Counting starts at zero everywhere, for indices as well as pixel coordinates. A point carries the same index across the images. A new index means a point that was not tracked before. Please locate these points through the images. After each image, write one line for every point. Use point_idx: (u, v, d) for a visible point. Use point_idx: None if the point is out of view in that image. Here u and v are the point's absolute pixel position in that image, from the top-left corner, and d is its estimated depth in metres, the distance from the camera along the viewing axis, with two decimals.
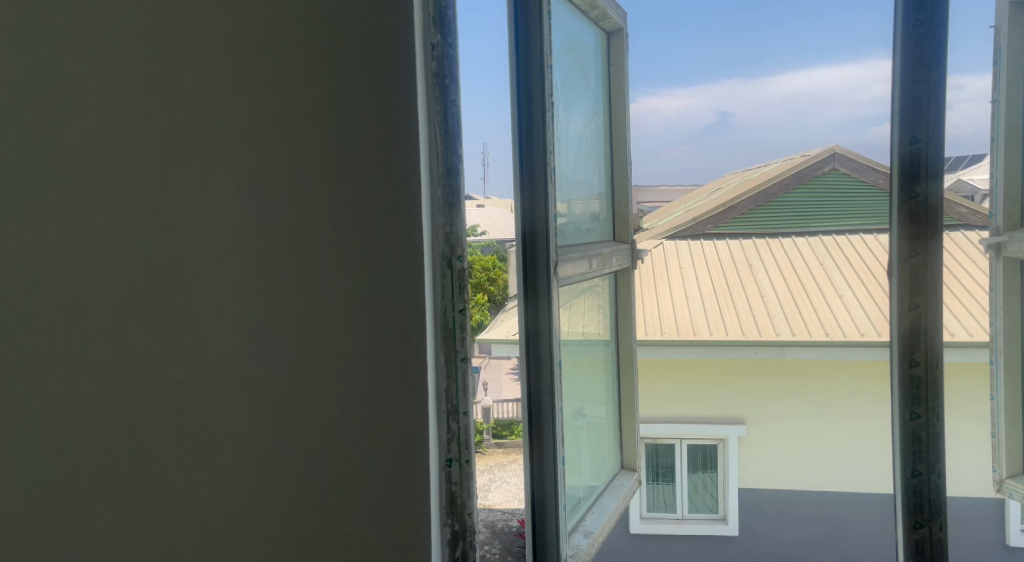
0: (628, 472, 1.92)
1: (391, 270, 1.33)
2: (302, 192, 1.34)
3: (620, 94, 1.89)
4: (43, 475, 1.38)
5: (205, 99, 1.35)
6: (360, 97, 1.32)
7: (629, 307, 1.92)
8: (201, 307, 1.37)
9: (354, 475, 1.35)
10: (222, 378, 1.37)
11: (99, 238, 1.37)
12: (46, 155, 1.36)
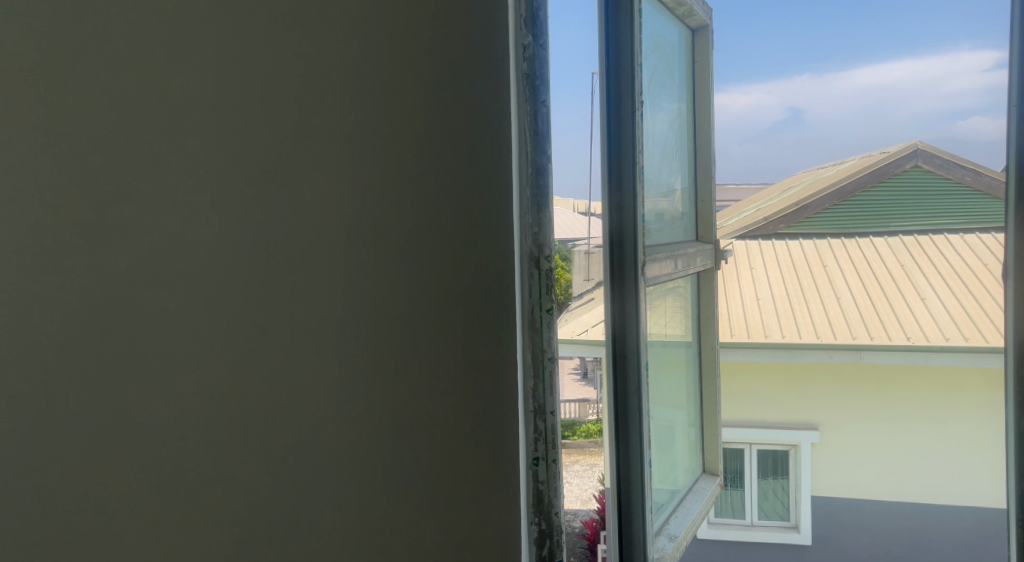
0: (710, 477, 1.90)
1: (480, 270, 1.34)
2: (389, 190, 1.35)
3: (704, 90, 1.87)
4: (126, 472, 1.42)
5: (291, 99, 1.36)
6: (451, 98, 1.33)
7: (713, 309, 1.89)
8: (285, 306, 1.38)
9: (435, 477, 1.35)
10: (304, 377, 1.38)
11: (187, 240, 1.40)
12: (138, 153, 1.40)
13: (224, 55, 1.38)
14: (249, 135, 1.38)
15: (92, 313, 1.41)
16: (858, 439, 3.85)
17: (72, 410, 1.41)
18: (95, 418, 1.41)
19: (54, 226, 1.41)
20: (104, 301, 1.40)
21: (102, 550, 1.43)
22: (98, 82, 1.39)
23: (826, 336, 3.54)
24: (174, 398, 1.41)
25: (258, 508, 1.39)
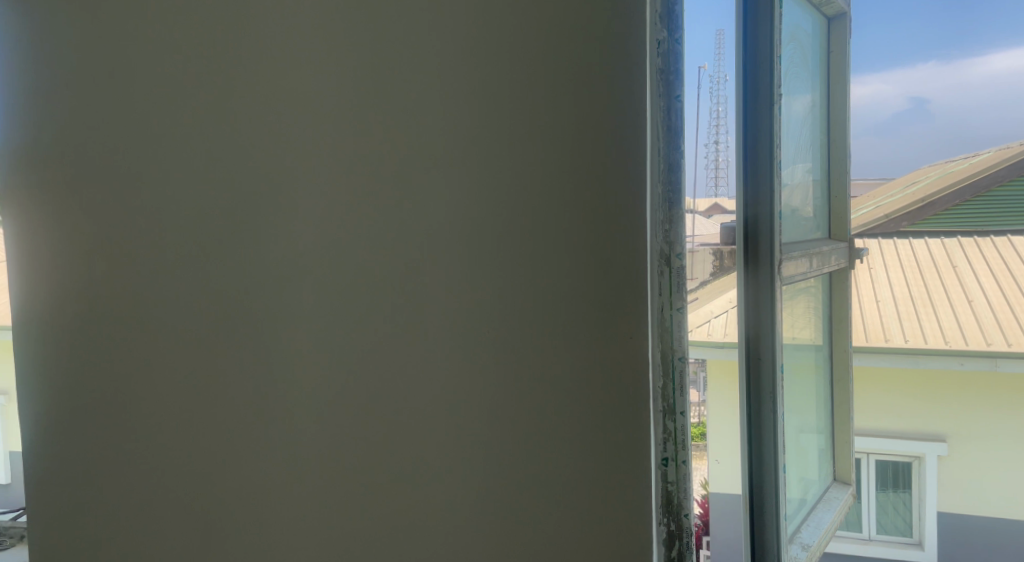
0: (841, 486, 1.82)
1: (614, 266, 1.41)
2: (536, 196, 1.43)
3: (840, 80, 1.80)
4: (286, 454, 1.56)
5: (439, 105, 1.46)
6: (587, 99, 1.40)
7: (846, 311, 1.81)
8: (442, 304, 1.47)
9: (570, 474, 1.44)
10: (446, 368, 1.48)
11: (354, 242, 1.51)
12: (312, 161, 1.52)
13: (391, 66, 1.48)
14: (412, 143, 1.48)
15: (253, 302, 1.56)
16: (991, 447, 3.63)
17: (257, 396, 1.57)
18: (262, 402, 1.56)
19: (242, 229, 1.56)
20: (283, 297, 1.55)
21: (257, 519, 1.57)
22: (280, 94, 1.53)
23: (955, 342, 3.40)
24: (323, 378, 1.53)
25: (416, 494, 1.50)
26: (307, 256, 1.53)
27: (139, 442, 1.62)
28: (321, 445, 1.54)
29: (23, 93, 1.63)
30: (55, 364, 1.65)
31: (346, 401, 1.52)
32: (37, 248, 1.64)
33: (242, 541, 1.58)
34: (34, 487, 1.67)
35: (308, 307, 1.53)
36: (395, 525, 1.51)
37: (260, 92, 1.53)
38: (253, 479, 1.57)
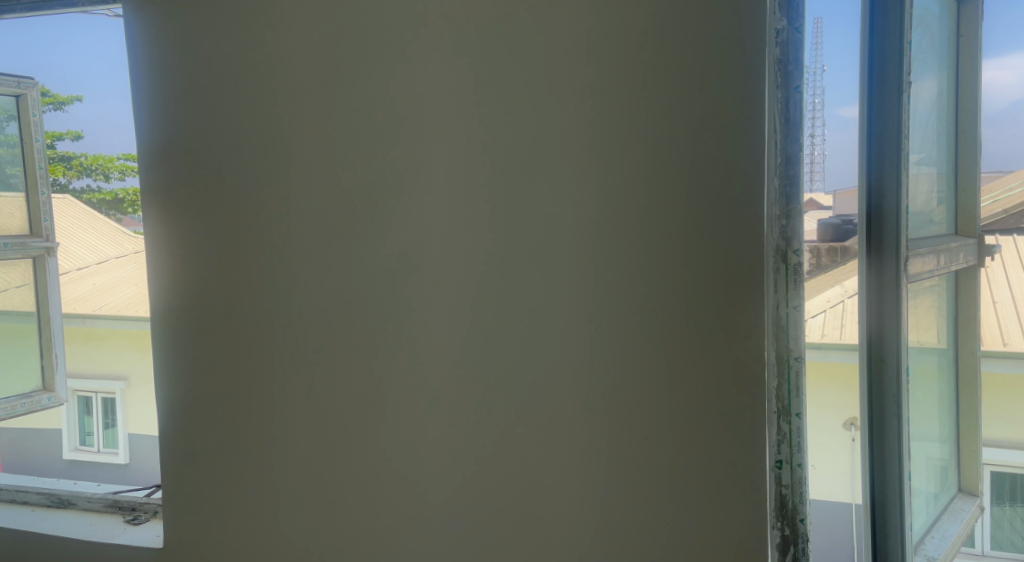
0: (967, 497, 1.72)
1: (731, 267, 1.46)
2: (658, 206, 1.49)
3: (970, 67, 1.70)
4: (401, 436, 1.62)
5: (553, 99, 1.52)
6: (703, 95, 1.46)
7: (975, 314, 1.71)
8: (570, 309, 1.53)
9: (687, 476, 1.50)
10: (559, 353, 1.54)
11: (484, 245, 1.56)
12: (445, 166, 1.57)
13: (526, 76, 1.53)
14: (544, 152, 1.53)
15: (369, 291, 1.62)
16: None
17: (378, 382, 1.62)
18: (378, 386, 1.63)
19: (372, 230, 1.61)
20: (414, 297, 1.60)
21: (372, 498, 1.64)
22: (416, 101, 1.57)
23: None
24: (437, 363, 1.60)
25: (540, 492, 1.56)
26: (421, 245, 1.59)
27: (271, 432, 1.68)
28: (435, 427, 1.61)
29: (165, 93, 1.69)
30: (192, 354, 1.72)
31: (460, 384, 1.59)
32: (176, 240, 1.71)
33: (369, 532, 1.64)
34: (170, 470, 1.74)
35: (423, 295, 1.60)
36: (506, 505, 1.58)
37: (396, 97, 1.58)
38: (369, 461, 1.63)
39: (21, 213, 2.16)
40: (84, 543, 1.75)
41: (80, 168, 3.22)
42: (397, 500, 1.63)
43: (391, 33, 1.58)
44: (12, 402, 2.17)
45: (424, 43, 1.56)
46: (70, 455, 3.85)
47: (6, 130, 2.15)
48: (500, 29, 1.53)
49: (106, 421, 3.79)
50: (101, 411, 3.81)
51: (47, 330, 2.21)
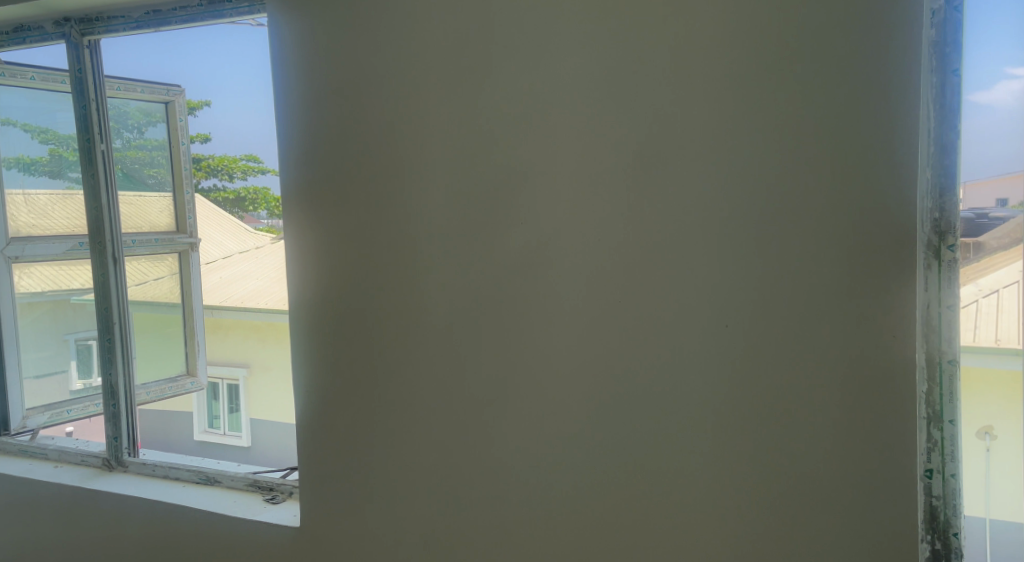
0: None
1: (876, 264, 1.44)
2: (792, 203, 1.47)
3: None
4: (523, 428, 1.65)
5: (678, 95, 1.52)
6: (838, 86, 1.44)
7: None
8: (700, 308, 1.53)
9: (822, 479, 1.48)
10: (683, 349, 1.54)
11: (613, 243, 1.57)
12: (574, 163, 1.59)
13: (656, 74, 1.53)
14: (674, 149, 1.53)
15: (494, 285, 1.65)
16: None
17: (502, 375, 1.66)
18: (500, 379, 1.66)
19: (501, 227, 1.64)
20: (540, 293, 1.63)
21: (495, 488, 1.68)
22: (545, 98, 1.60)
23: None
24: (559, 357, 1.62)
25: (662, 486, 1.57)
26: (545, 241, 1.62)
27: (401, 423, 1.74)
28: (555, 421, 1.63)
29: (305, 95, 1.76)
30: (326, 344, 1.79)
31: (580, 379, 1.61)
32: (314, 236, 1.78)
33: (494, 525, 1.68)
34: (305, 455, 1.82)
35: (546, 290, 1.62)
36: (627, 500, 1.60)
37: (525, 96, 1.61)
38: (492, 452, 1.67)
39: (169, 211, 2.30)
40: (227, 519, 1.85)
41: (207, 175, 2.39)
42: (521, 495, 1.66)
43: (522, 33, 1.60)
44: (160, 385, 2.30)
45: (554, 43, 1.58)
46: (202, 437, 2.74)
47: (149, 133, 2.24)
48: (630, 26, 1.54)
49: (230, 405, 2.66)
50: (224, 396, 2.66)
51: (191, 321, 2.34)
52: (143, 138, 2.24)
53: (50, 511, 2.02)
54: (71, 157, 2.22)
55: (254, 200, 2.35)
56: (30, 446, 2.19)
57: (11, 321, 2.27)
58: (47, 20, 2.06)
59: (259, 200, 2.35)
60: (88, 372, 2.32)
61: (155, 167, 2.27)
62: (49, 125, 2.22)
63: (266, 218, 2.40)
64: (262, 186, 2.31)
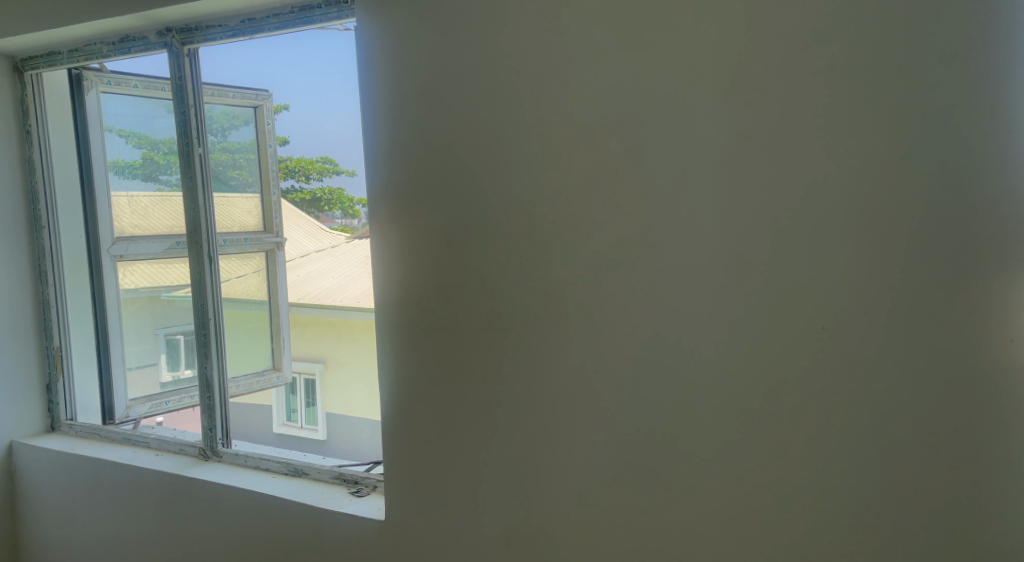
0: None
1: (980, 261, 1.45)
2: (878, 201, 1.49)
3: None
4: (603, 427, 1.67)
5: (763, 94, 1.53)
6: (926, 82, 1.46)
7: None
8: (783, 307, 1.54)
9: (917, 483, 1.49)
10: (765, 347, 1.56)
11: (695, 242, 1.58)
12: (656, 162, 1.60)
13: (738, 74, 1.54)
14: (757, 149, 1.54)
15: (577, 285, 1.67)
16: None
17: (584, 373, 1.68)
18: (582, 377, 1.68)
19: (586, 229, 1.66)
20: (623, 293, 1.64)
21: (574, 485, 1.70)
22: (626, 96, 1.61)
23: None
24: (641, 356, 1.64)
25: (742, 484, 1.58)
26: (627, 241, 1.63)
27: (486, 419, 1.77)
28: (636, 420, 1.65)
29: (391, 97, 1.81)
30: (411, 342, 1.83)
31: (661, 379, 1.63)
32: (399, 235, 1.82)
33: (575, 522, 1.70)
34: (391, 451, 1.86)
35: (628, 289, 1.64)
36: (708, 499, 1.61)
37: (606, 95, 1.63)
38: (573, 450, 1.70)
39: (257, 211, 2.26)
40: (316, 511, 1.92)
41: (284, 176, 2.21)
42: (603, 494, 1.68)
43: (603, 32, 1.62)
44: (248, 380, 2.25)
45: (636, 41, 1.60)
46: (278, 434, 2.24)
47: (233, 136, 2.21)
48: (714, 26, 1.55)
49: (309, 399, 2.22)
50: (303, 390, 2.24)
51: (276, 316, 2.26)
52: (226, 141, 2.21)
53: (150, 498, 2.13)
54: (159, 161, 2.28)
55: (329, 201, 2.12)
56: (133, 434, 2.31)
57: (115, 315, 2.42)
58: (150, 30, 2.16)
59: (334, 201, 2.11)
60: (176, 365, 2.35)
61: (235, 168, 2.23)
62: (141, 131, 2.31)
63: (340, 218, 2.10)
64: (336, 186, 2.10)
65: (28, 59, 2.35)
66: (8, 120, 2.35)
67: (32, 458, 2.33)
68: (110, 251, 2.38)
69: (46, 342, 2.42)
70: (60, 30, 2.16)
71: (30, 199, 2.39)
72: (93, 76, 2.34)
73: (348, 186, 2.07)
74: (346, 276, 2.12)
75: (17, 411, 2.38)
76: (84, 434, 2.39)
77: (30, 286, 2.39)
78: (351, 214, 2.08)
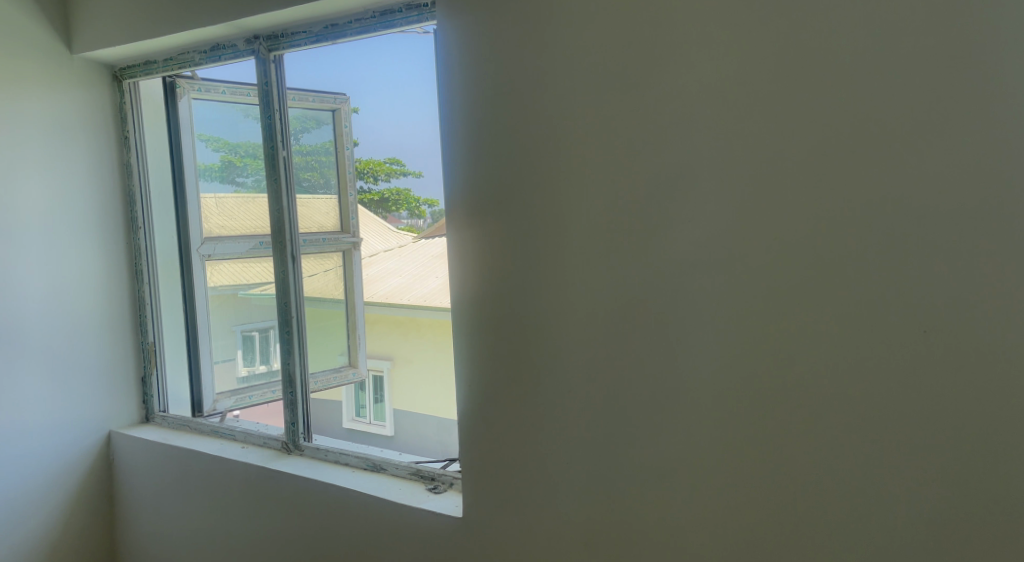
0: None
1: None
2: (959, 205, 1.49)
3: None
4: (679, 426, 1.69)
5: (841, 98, 1.54)
6: (1007, 85, 1.46)
7: None
8: (861, 311, 1.55)
9: (998, 483, 1.50)
10: (842, 351, 1.57)
11: (774, 244, 1.60)
12: (735, 165, 1.62)
13: (821, 76, 1.55)
14: (834, 152, 1.55)
15: (653, 289, 1.69)
16: None
17: (659, 375, 1.70)
18: (657, 378, 1.70)
19: (661, 232, 1.68)
20: (700, 295, 1.66)
21: (650, 486, 1.71)
22: (706, 97, 1.63)
23: None
24: (716, 359, 1.65)
25: (819, 487, 1.59)
26: (703, 244, 1.65)
27: (562, 420, 1.79)
28: (712, 421, 1.66)
29: (470, 102, 1.84)
30: (489, 343, 1.86)
31: (736, 381, 1.64)
32: (477, 237, 1.86)
33: (654, 525, 1.72)
34: (469, 449, 1.90)
35: (703, 291, 1.65)
36: (784, 501, 1.62)
37: (686, 97, 1.64)
38: (650, 451, 1.71)
39: (334, 212, 2.31)
40: (395, 506, 1.97)
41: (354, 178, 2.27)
42: (678, 495, 1.69)
43: (680, 35, 1.64)
44: (326, 376, 2.32)
45: (717, 43, 1.61)
46: (347, 428, 2.30)
47: (304, 140, 2.27)
48: (790, 30, 1.57)
49: (377, 394, 2.27)
50: (372, 386, 2.29)
51: (353, 315, 2.30)
52: (297, 145, 2.27)
53: (237, 489, 2.21)
54: (236, 163, 2.38)
55: (396, 201, 2.18)
56: (220, 427, 2.40)
57: (203, 311, 2.52)
58: (239, 38, 2.24)
59: (401, 201, 2.16)
60: (252, 361, 2.44)
61: (306, 171, 2.29)
62: (219, 134, 2.41)
63: (406, 218, 2.16)
64: (404, 187, 2.15)
65: (125, 68, 2.46)
66: (108, 126, 2.47)
67: (128, 448, 2.44)
68: (199, 250, 2.48)
69: (141, 336, 2.53)
70: (155, 40, 2.26)
71: (127, 201, 2.51)
72: (186, 83, 2.44)
73: (415, 187, 2.12)
74: (412, 276, 2.18)
75: (115, 402, 2.49)
76: (176, 426, 2.49)
77: (127, 284, 2.51)
78: (417, 214, 2.13)
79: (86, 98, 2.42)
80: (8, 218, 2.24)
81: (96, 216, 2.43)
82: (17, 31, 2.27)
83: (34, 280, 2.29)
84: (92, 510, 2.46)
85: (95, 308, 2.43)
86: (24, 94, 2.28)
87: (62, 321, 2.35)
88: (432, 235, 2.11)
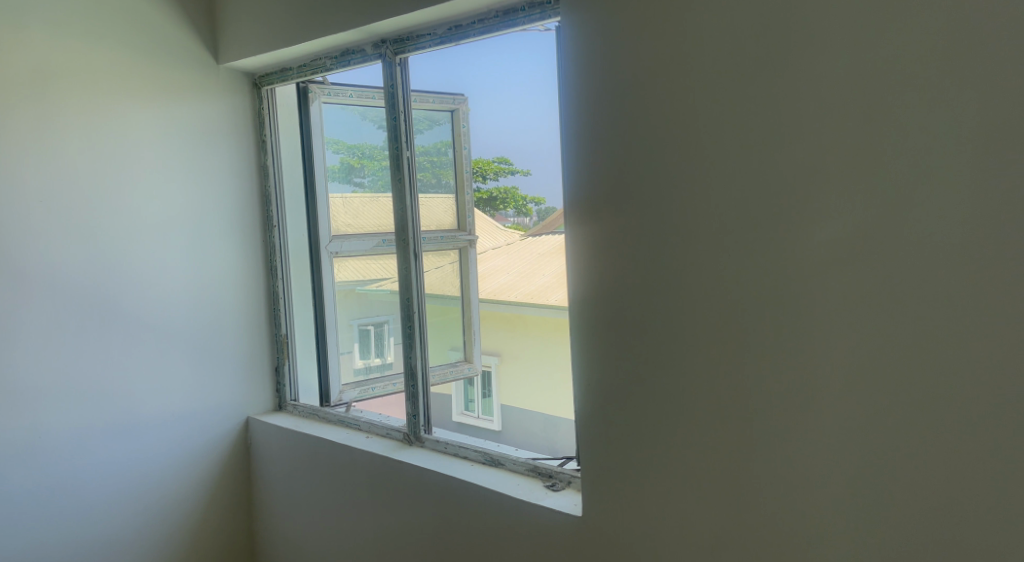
0: None
1: None
2: None
3: None
4: (806, 431, 1.66)
5: (976, 98, 1.50)
6: None
7: None
8: (995, 318, 1.51)
9: None
10: (973, 357, 1.52)
11: (904, 246, 1.56)
12: (863, 165, 1.58)
13: (957, 73, 1.51)
14: (968, 154, 1.51)
15: (780, 291, 1.67)
16: None
17: (784, 378, 1.67)
18: (783, 381, 1.67)
19: (786, 233, 1.65)
20: (828, 298, 1.62)
21: (774, 492, 1.69)
22: (838, 95, 1.59)
23: None
24: (844, 364, 1.62)
25: (947, 496, 1.55)
26: (830, 247, 1.62)
27: (684, 420, 1.79)
28: (837, 428, 1.63)
29: (591, 104, 1.86)
30: (611, 343, 1.87)
31: (863, 387, 1.61)
32: (599, 237, 1.87)
33: (784, 533, 1.69)
34: (590, 447, 1.92)
35: (831, 295, 1.62)
36: (913, 510, 1.58)
37: (812, 96, 1.61)
38: (775, 456, 1.69)
39: (452, 211, 2.39)
40: (516, 502, 2.01)
41: (466, 180, 2.34)
42: (802, 501, 1.67)
43: (805, 34, 1.61)
44: (443, 369, 2.38)
45: (849, 40, 1.58)
46: (457, 422, 2.36)
47: (416, 141, 2.31)
48: (923, 26, 1.52)
49: (485, 390, 2.36)
50: (480, 382, 2.37)
51: (469, 311, 2.38)
52: (415, 147, 2.31)
53: (363, 478, 2.30)
54: (355, 164, 2.49)
55: (503, 201, 2.24)
56: (346, 416, 2.50)
57: (331, 307, 2.62)
58: (367, 43, 2.32)
59: (508, 200, 2.22)
60: (368, 353, 2.55)
61: (420, 171, 2.33)
62: (341, 137, 2.52)
63: (511, 217, 2.22)
64: (511, 186, 2.21)
65: (264, 76, 2.59)
66: (247, 130, 2.61)
67: (263, 435, 2.57)
68: (327, 247, 2.58)
69: (275, 329, 2.67)
70: (290, 48, 2.38)
71: (263, 201, 2.64)
72: (318, 89, 2.53)
73: (522, 185, 2.17)
74: (519, 274, 2.23)
75: (250, 391, 2.63)
76: (306, 414, 2.61)
77: (263, 279, 2.64)
78: (524, 213, 2.17)
79: (228, 105, 2.56)
80: (160, 218, 2.40)
81: (236, 215, 2.57)
82: (169, 45, 2.43)
83: (181, 274, 2.45)
84: (229, 494, 2.60)
85: (234, 302, 2.57)
86: (174, 101, 2.44)
87: (205, 314, 2.50)
88: (538, 233, 2.13)
